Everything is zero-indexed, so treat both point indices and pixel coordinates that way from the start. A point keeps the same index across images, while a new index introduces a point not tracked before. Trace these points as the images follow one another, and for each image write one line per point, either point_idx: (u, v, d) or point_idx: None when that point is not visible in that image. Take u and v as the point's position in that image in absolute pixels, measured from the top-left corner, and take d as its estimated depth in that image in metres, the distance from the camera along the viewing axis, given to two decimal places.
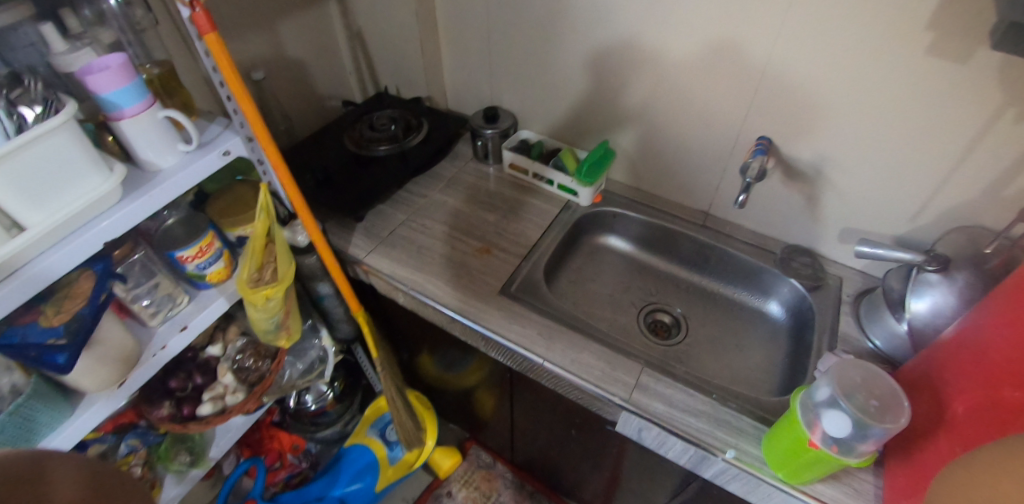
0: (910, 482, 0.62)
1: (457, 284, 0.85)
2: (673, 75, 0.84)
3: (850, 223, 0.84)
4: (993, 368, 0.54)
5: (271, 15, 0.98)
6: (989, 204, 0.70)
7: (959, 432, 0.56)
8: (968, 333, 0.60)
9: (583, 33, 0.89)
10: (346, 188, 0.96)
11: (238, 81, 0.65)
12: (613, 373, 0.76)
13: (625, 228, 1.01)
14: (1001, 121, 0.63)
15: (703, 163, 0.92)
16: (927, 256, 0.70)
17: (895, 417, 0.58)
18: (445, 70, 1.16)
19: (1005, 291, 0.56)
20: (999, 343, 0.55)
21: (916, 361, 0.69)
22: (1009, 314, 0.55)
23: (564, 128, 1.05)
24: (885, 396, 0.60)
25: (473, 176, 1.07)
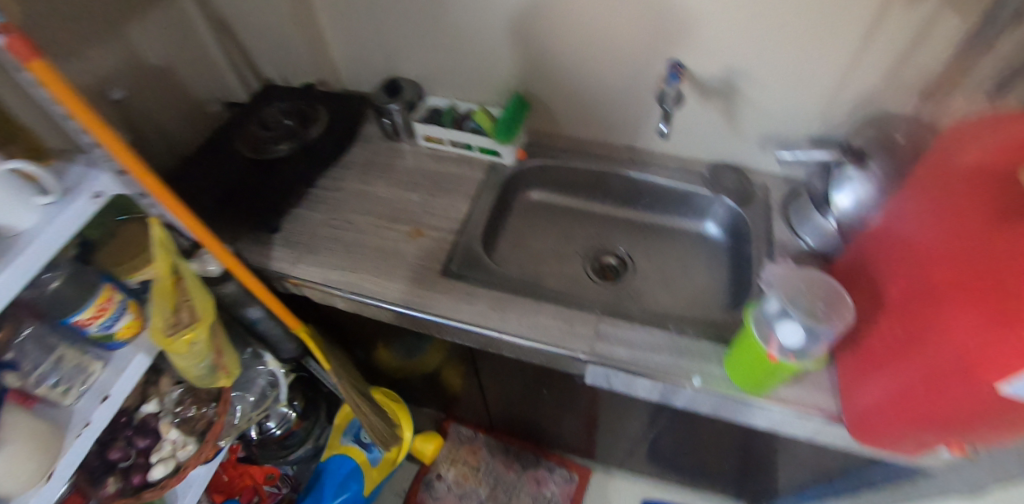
0: (858, 366, 0.66)
1: (397, 276, 0.81)
2: (571, 11, 0.79)
3: (766, 129, 0.84)
4: (921, 251, 0.57)
5: (117, 13, 0.83)
6: (889, 89, 0.73)
7: (896, 314, 0.59)
8: (893, 221, 0.63)
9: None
10: (251, 200, 0.86)
11: (96, 119, 0.53)
12: (572, 329, 0.75)
13: (555, 178, 0.98)
14: (894, 4, 0.64)
15: (619, 98, 0.88)
16: (844, 150, 0.74)
17: (840, 314, 0.60)
18: (330, 47, 1.06)
19: (924, 176, 0.60)
20: (924, 226, 0.58)
21: (846, 253, 0.73)
22: (931, 198, 0.58)
23: (471, 88, 0.99)
24: (826, 295, 0.62)
25: (388, 157, 1.00)
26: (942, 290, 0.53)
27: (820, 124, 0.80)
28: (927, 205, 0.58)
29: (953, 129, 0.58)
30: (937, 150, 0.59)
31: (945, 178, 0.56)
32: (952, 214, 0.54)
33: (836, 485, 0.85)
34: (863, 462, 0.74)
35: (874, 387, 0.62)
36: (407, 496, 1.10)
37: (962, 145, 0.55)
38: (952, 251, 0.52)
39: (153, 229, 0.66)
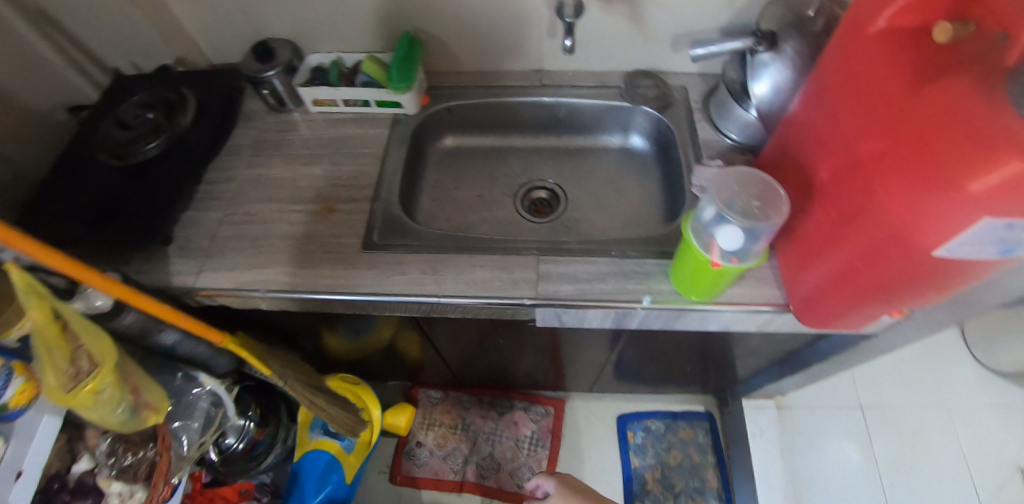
0: (793, 256, 0.67)
1: (315, 261, 0.73)
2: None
3: (677, 28, 0.82)
4: (848, 127, 0.55)
5: None
6: None
7: (829, 196, 0.59)
8: (811, 103, 0.62)
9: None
10: (127, 216, 0.74)
11: None
12: (512, 276, 0.70)
13: (467, 119, 0.90)
14: None
15: (518, 17, 0.82)
16: (756, 37, 0.72)
17: (778, 206, 0.57)
18: (178, 15, 0.91)
19: (838, 48, 0.57)
20: (848, 101, 0.56)
21: (769, 145, 0.72)
22: (853, 69, 0.55)
23: (355, 36, 0.88)
24: (760, 193, 0.59)
25: (278, 131, 0.88)
26: (870, 163, 0.52)
27: (729, 13, 0.79)
28: (845, 79, 0.56)
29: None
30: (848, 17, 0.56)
31: (862, 46, 0.54)
32: (874, 83, 0.52)
33: (784, 362, 0.91)
34: (809, 338, 0.78)
35: (814, 272, 0.63)
36: (393, 469, 1.11)
37: (875, 8, 0.53)
38: (877, 123, 0.51)
39: (10, 275, 0.50)
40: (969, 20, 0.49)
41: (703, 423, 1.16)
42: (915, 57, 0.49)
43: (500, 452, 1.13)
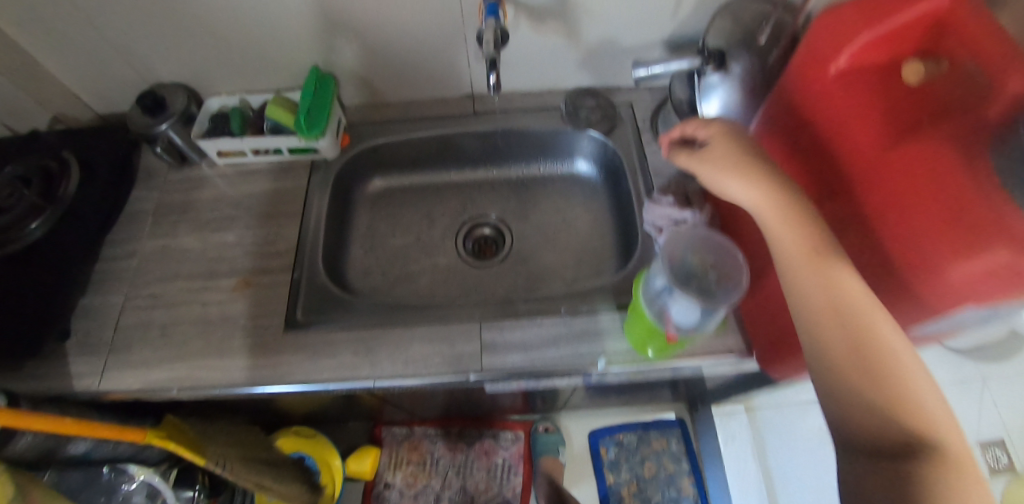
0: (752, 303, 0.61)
1: (235, 349, 0.65)
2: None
3: (617, 41, 0.74)
4: (815, 174, 0.50)
5: None
6: None
7: None
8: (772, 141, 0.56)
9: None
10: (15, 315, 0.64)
11: None
12: (454, 349, 0.63)
13: (396, 157, 0.81)
14: None
15: (440, 40, 0.74)
16: (704, 55, 0.64)
17: (738, 278, 0.51)
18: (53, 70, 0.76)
19: (794, 87, 0.51)
20: (809, 144, 0.50)
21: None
22: (813, 108, 0.49)
23: (263, 71, 0.79)
24: (717, 260, 0.53)
25: (181, 191, 0.78)
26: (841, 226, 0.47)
27: (672, 23, 0.72)
28: (805, 123, 0.50)
29: (820, 21, 0.48)
30: (802, 53, 0.49)
31: (821, 86, 0.47)
32: (840, 131, 0.46)
33: (749, 382, 0.89)
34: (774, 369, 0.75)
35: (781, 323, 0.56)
36: None
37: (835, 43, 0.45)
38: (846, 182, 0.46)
39: None
40: (943, 56, 0.43)
41: (675, 432, 1.14)
42: (883, 108, 0.44)
43: (472, 484, 1.10)
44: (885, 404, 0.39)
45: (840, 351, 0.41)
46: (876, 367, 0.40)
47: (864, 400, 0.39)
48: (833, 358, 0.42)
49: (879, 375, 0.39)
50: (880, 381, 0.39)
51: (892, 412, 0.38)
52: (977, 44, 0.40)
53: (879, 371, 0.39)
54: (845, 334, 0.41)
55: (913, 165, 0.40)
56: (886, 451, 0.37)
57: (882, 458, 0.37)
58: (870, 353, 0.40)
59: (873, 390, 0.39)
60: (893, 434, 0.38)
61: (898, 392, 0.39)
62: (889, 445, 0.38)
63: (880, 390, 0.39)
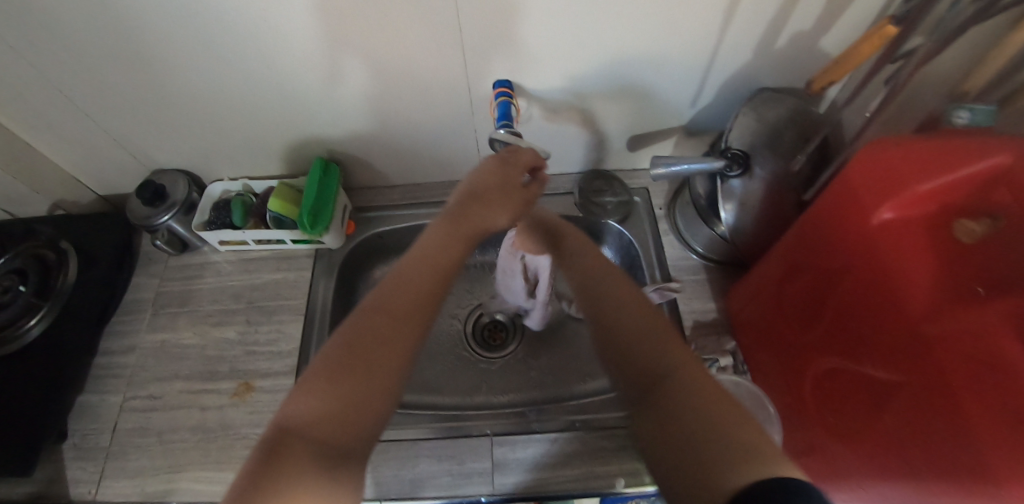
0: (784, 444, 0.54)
1: (233, 462, 0.62)
2: (343, 53, 0.60)
3: (631, 131, 0.72)
4: (847, 322, 0.46)
5: None
6: (761, 65, 0.62)
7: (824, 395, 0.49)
8: (791, 275, 0.54)
9: (210, 37, 0.58)
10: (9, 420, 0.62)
11: None
12: (463, 468, 0.60)
13: (402, 244, 0.81)
14: None
15: (447, 132, 0.73)
16: (727, 158, 0.60)
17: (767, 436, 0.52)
18: (55, 158, 0.75)
19: (824, 224, 0.48)
20: (841, 290, 0.47)
21: (744, 305, 0.62)
22: (847, 256, 0.46)
23: (269, 158, 0.78)
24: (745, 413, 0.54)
25: (184, 279, 0.76)
26: (861, 391, 0.44)
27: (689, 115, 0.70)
28: (834, 267, 0.48)
29: (855, 159, 0.44)
30: (835, 188, 0.46)
31: (861, 239, 0.45)
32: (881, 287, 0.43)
33: None
34: None
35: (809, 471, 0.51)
36: None
37: (878, 196, 0.43)
38: (879, 342, 0.43)
39: None
40: (997, 215, 0.39)
41: None
42: (931, 271, 0.40)
43: None
44: (654, 356, 0.42)
45: (614, 318, 0.46)
46: (639, 325, 0.45)
47: (631, 349, 0.43)
48: (610, 326, 0.46)
49: (656, 333, 0.44)
50: (644, 337, 0.44)
51: (658, 359, 0.41)
52: None
53: (646, 329, 0.44)
54: (615, 306, 0.47)
55: (965, 347, 0.37)
56: (653, 385, 0.40)
57: (648, 396, 0.40)
58: (642, 320, 0.45)
59: (645, 343, 0.43)
60: (659, 376, 0.41)
61: (668, 342, 0.43)
62: (658, 380, 0.40)
63: (648, 347, 0.43)
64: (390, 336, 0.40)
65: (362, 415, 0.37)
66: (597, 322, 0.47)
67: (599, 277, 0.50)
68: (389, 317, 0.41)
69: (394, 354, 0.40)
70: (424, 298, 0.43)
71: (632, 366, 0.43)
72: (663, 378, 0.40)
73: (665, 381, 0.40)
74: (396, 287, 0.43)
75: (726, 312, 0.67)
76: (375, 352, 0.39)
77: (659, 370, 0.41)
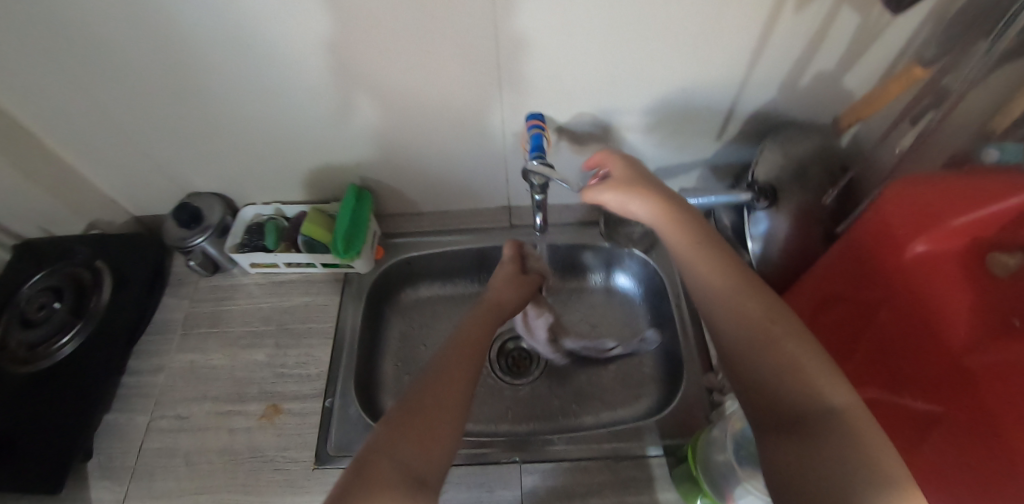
0: None
1: (260, 486, 0.61)
2: (350, 76, 0.62)
3: (657, 163, 0.75)
4: (884, 350, 0.48)
5: None
6: (785, 103, 0.65)
7: None
8: (822, 308, 0.55)
9: (257, 70, 0.61)
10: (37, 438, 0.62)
11: None
12: (493, 497, 0.60)
13: (429, 269, 0.83)
14: (775, 27, 0.55)
15: (478, 162, 0.75)
16: (754, 191, 0.63)
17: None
18: (98, 180, 0.78)
19: (856, 253, 0.50)
20: (877, 318, 0.49)
21: None
22: (884, 285, 0.48)
23: (304, 184, 0.80)
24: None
25: (215, 300, 0.77)
26: (902, 421, 0.45)
27: (714, 149, 0.73)
28: (871, 298, 0.49)
29: (891, 190, 0.46)
30: (870, 221, 0.48)
31: (894, 269, 0.47)
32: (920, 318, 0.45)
33: None
34: None
35: None
36: None
37: (910, 229, 0.45)
38: (918, 373, 0.44)
39: None
40: None
41: None
42: (969, 304, 0.42)
43: None
44: (801, 389, 0.36)
45: (752, 347, 0.39)
46: (785, 354, 0.38)
47: (774, 379, 0.37)
48: (748, 353, 0.39)
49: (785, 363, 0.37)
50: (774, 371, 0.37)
51: (810, 393, 0.35)
52: None
53: (795, 360, 0.37)
54: (747, 343, 0.39)
55: (1009, 377, 0.38)
56: (797, 424, 0.34)
57: (792, 433, 0.34)
58: (790, 348, 0.38)
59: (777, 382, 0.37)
60: (811, 411, 0.34)
61: (820, 372, 0.36)
62: (803, 417, 0.35)
63: (798, 379, 0.36)
64: (439, 397, 0.43)
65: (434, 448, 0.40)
66: (732, 345, 0.40)
67: (721, 293, 0.43)
68: (437, 382, 0.44)
69: (452, 407, 0.43)
70: (478, 327, 0.55)
71: (769, 399, 0.37)
72: (818, 418, 0.34)
73: (816, 421, 0.34)
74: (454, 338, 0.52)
75: None
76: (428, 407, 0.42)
77: (803, 408, 0.35)
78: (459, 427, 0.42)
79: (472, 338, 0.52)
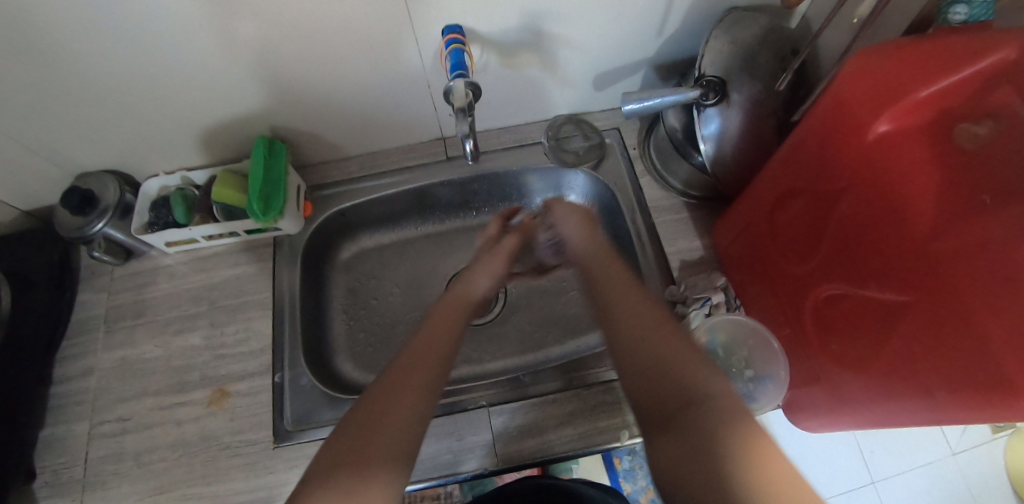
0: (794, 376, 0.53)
1: (221, 474, 0.58)
2: (230, 2, 0.50)
3: (599, 68, 0.67)
4: (849, 243, 0.46)
5: None
6: None
7: (825, 320, 0.49)
8: (781, 202, 0.53)
9: (105, 9, 0.49)
10: None
11: None
12: (463, 444, 0.58)
13: (367, 219, 0.76)
14: None
15: (399, 94, 0.66)
16: (701, 86, 0.57)
17: (774, 374, 0.49)
18: None
19: (813, 142, 0.46)
20: (841, 210, 0.46)
21: (735, 238, 0.60)
22: (846, 172, 0.45)
23: (205, 144, 0.70)
24: (750, 353, 0.51)
25: (137, 287, 0.70)
26: (869, 313, 0.44)
27: (658, 43, 0.64)
28: (828, 192, 0.47)
29: (849, 70, 0.42)
30: (827, 105, 0.44)
31: (856, 154, 0.44)
32: (887, 203, 0.43)
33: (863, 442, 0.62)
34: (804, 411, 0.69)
35: (818, 400, 0.51)
36: None
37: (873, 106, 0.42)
38: (887, 263, 0.43)
39: None
40: (1001, 115, 0.39)
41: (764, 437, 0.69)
42: (939, 185, 0.40)
43: None
44: (669, 369, 0.38)
45: (657, 376, 0.39)
46: (661, 364, 0.39)
47: (642, 370, 0.40)
48: (649, 379, 0.39)
49: (651, 345, 0.41)
50: (650, 344, 0.41)
51: (673, 373, 0.38)
52: None
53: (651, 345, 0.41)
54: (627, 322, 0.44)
55: (977, 256, 0.37)
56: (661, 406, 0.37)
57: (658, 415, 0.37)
58: (655, 342, 0.41)
59: (649, 348, 0.41)
60: (695, 398, 0.36)
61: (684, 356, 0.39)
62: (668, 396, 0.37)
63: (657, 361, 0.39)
64: (403, 394, 0.42)
65: (395, 431, 0.39)
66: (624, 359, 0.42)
67: (627, 329, 0.43)
68: (393, 389, 0.41)
69: (400, 425, 0.40)
70: (441, 335, 0.48)
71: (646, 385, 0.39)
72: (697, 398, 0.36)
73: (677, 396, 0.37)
74: (412, 347, 0.46)
75: (714, 250, 0.65)
76: (373, 406, 0.40)
77: (702, 455, 0.33)
78: (425, 409, 0.41)
79: (436, 337, 0.48)
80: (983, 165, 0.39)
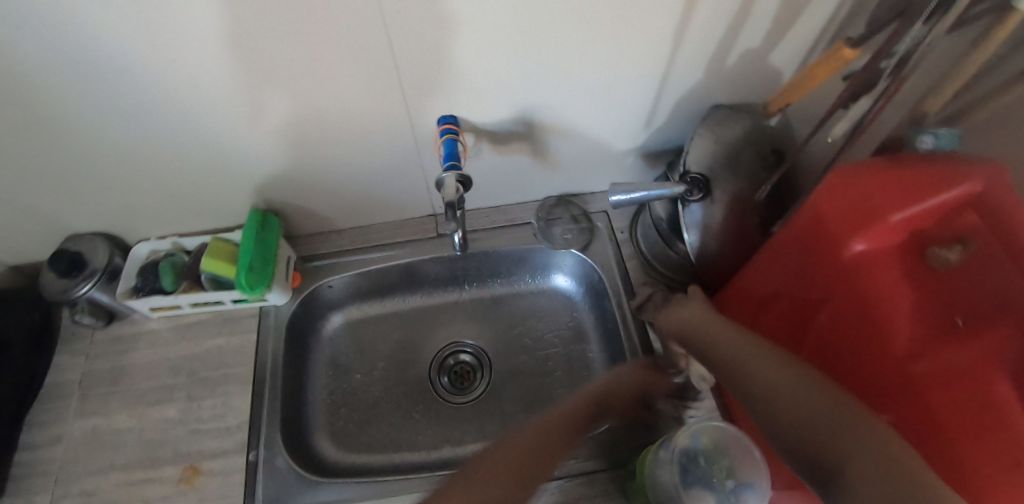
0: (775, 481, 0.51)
1: None
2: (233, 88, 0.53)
3: (589, 156, 0.69)
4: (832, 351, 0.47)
5: None
6: (715, 83, 0.60)
7: None
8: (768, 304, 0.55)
9: (116, 94, 0.51)
10: None
11: None
12: None
13: (356, 290, 0.76)
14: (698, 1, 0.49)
15: (394, 173, 0.68)
16: (686, 182, 0.59)
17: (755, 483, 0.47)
18: None
19: (801, 250, 0.50)
20: (824, 319, 0.48)
21: None
22: (830, 281, 0.47)
23: (200, 212, 0.71)
24: (731, 461, 0.49)
25: (117, 353, 0.69)
26: None
27: (646, 135, 0.67)
28: (813, 300, 0.49)
29: (829, 183, 0.47)
30: (807, 219, 0.49)
31: (837, 268, 0.46)
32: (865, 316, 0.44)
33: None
34: None
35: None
36: None
37: (850, 225, 0.45)
38: (866, 376, 0.43)
39: None
40: (969, 241, 0.40)
41: None
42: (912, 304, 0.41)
43: None
44: (813, 410, 0.37)
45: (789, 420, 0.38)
46: (795, 410, 0.38)
47: (777, 417, 0.39)
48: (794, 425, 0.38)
49: (782, 395, 0.40)
50: (781, 393, 0.40)
51: (817, 421, 0.36)
52: (1009, 238, 0.38)
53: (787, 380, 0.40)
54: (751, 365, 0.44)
55: (949, 381, 0.37)
56: (819, 463, 0.35)
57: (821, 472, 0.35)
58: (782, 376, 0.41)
59: (782, 400, 0.39)
60: (837, 463, 0.34)
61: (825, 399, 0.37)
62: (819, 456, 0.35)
63: (795, 399, 0.39)
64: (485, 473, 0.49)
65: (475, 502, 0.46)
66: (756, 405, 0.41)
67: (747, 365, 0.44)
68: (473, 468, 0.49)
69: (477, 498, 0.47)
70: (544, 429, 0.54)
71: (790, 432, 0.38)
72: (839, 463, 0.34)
73: (829, 449, 0.35)
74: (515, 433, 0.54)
75: None
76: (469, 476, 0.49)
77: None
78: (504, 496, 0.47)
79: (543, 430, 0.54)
80: (954, 289, 0.40)
